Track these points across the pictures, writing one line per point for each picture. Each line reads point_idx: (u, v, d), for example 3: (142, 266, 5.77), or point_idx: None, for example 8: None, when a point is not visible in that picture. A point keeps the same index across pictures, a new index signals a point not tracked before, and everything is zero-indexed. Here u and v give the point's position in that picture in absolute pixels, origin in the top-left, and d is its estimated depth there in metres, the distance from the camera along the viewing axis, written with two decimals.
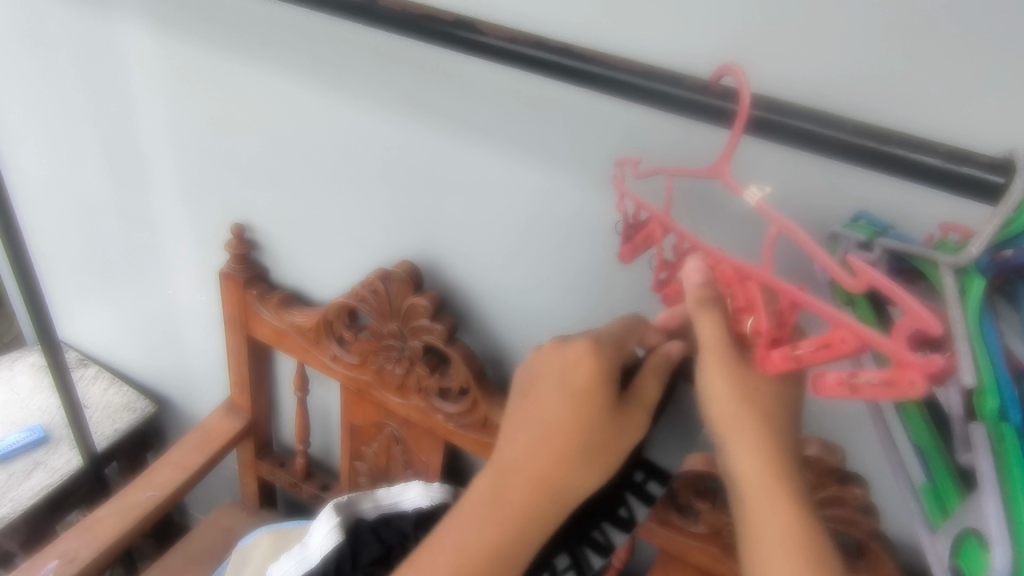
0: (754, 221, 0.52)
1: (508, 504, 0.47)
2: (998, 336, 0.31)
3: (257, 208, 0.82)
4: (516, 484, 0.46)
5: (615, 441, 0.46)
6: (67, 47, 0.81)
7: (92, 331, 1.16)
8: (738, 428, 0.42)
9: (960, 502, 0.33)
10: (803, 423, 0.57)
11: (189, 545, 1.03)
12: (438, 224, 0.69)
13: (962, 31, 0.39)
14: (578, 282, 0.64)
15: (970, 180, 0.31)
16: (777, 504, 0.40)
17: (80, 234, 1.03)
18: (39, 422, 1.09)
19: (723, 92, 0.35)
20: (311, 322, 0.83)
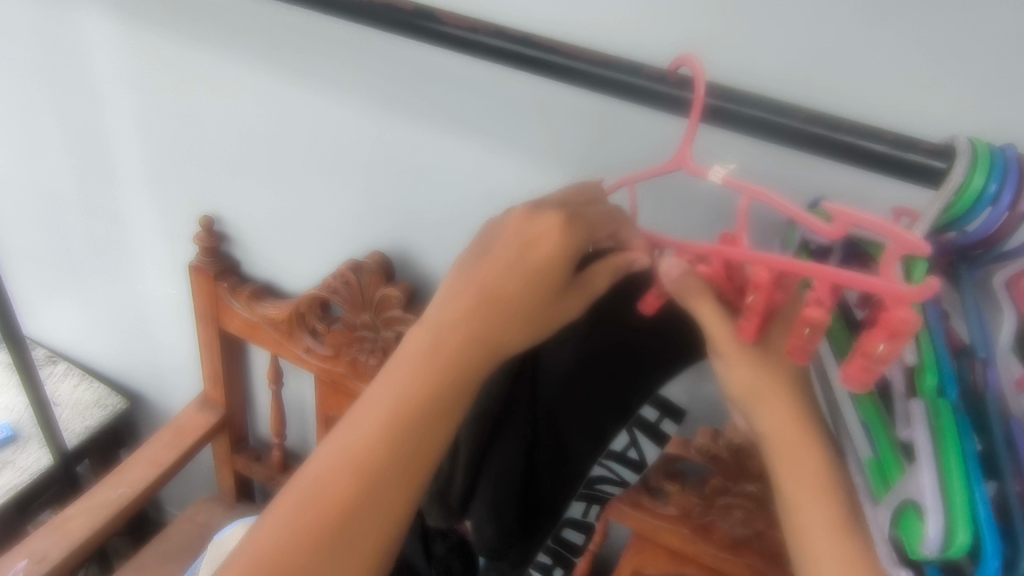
0: (716, 208, 0.53)
1: (431, 367, 0.42)
2: (938, 319, 0.34)
3: (225, 201, 0.81)
4: (443, 344, 0.42)
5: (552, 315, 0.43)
6: (23, 34, 0.79)
7: (61, 327, 1.14)
8: (767, 390, 0.38)
9: (903, 474, 0.35)
10: None
11: (164, 541, 1.02)
12: (409, 216, 0.69)
13: (909, 25, 0.40)
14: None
15: (912, 166, 0.32)
16: (808, 454, 0.37)
17: (44, 228, 1.01)
18: (6, 420, 1.07)
19: (677, 80, 0.36)
20: (283, 314, 0.83)
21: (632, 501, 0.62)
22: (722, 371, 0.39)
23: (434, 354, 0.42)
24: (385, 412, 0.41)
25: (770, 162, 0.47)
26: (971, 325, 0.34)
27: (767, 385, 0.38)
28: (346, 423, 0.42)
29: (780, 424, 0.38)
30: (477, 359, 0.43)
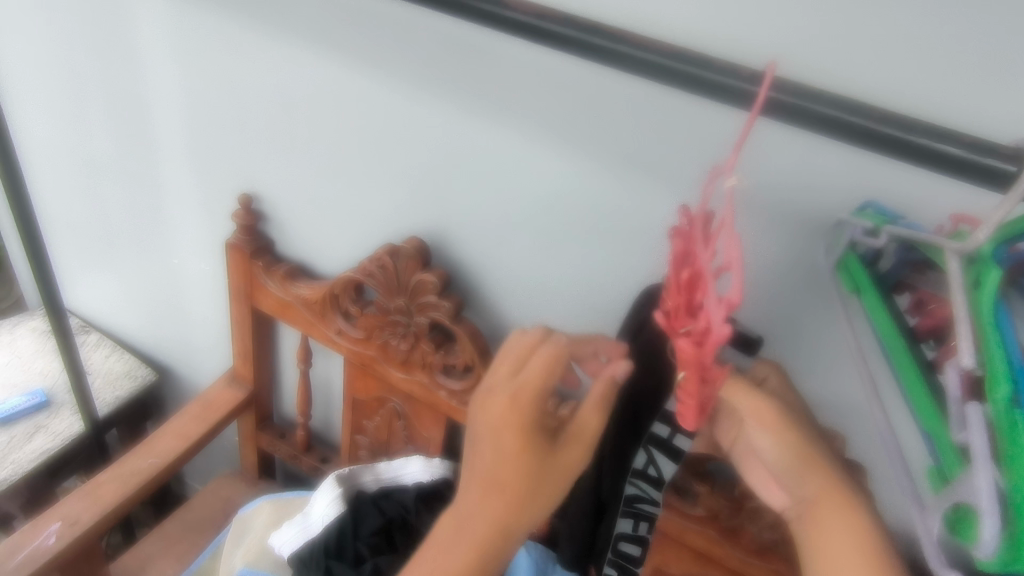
0: None
1: (506, 450, 0.48)
2: (1012, 327, 0.33)
3: (264, 180, 0.82)
4: (499, 470, 0.48)
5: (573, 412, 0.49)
6: (75, 7, 0.80)
7: (95, 298, 1.16)
8: (812, 472, 0.45)
9: (960, 472, 0.33)
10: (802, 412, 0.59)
11: (188, 513, 1.04)
12: (449, 203, 0.69)
13: (980, 26, 0.40)
14: (586, 264, 0.65)
15: (989, 171, 0.31)
16: (846, 523, 0.44)
17: (84, 200, 1.03)
18: (40, 386, 1.09)
19: (746, 74, 0.35)
20: (317, 295, 0.84)
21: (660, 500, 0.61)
22: (764, 447, 0.46)
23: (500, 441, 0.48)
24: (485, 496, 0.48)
25: (822, 164, 0.47)
26: None
27: (804, 454, 0.45)
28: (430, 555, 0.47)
29: (807, 476, 0.45)
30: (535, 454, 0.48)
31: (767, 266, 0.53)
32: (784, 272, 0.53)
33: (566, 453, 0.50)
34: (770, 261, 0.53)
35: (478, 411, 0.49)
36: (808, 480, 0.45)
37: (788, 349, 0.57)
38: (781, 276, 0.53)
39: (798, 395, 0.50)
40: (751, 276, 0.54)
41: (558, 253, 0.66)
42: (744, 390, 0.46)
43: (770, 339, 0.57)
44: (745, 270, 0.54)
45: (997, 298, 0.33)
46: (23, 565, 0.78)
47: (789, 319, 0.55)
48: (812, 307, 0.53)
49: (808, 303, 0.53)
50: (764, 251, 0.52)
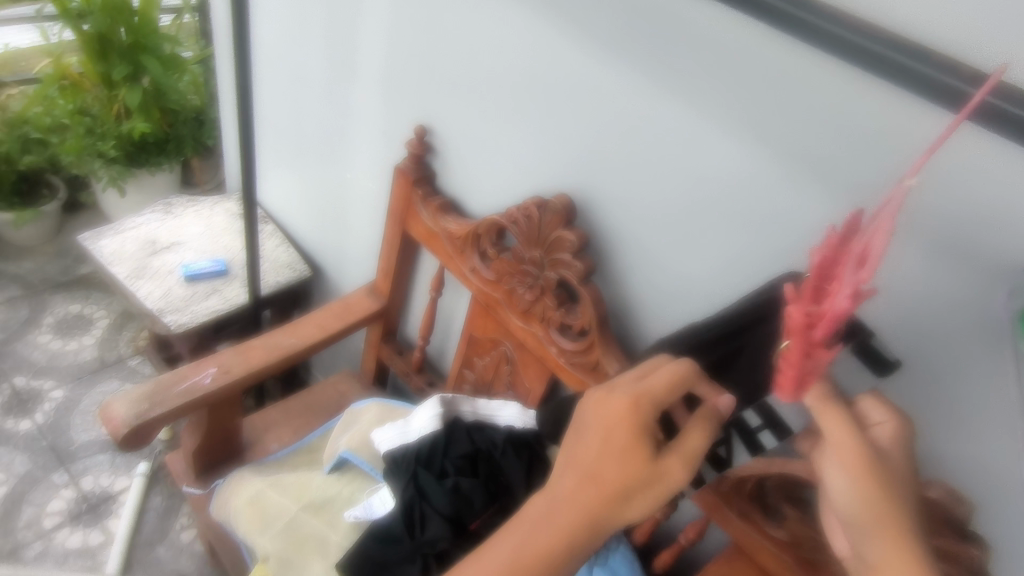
0: None
1: (615, 445, 0.50)
2: None
3: (440, 115, 0.88)
4: (601, 469, 0.50)
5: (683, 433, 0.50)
6: None
7: (279, 195, 1.33)
8: (880, 538, 0.40)
9: None
10: (927, 465, 0.55)
11: (310, 396, 1.18)
12: (603, 169, 0.70)
13: None
14: (727, 254, 0.63)
15: None
16: None
17: (290, 107, 1.17)
18: (222, 257, 1.28)
19: (967, 76, 0.34)
20: (462, 231, 0.89)
21: (743, 512, 0.63)
22: (839, 486, 0.42)
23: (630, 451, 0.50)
24: (582, 487, 0.50)
25: (1013, 179, 0.43)
26: None
27: (879, 510, 0.41)
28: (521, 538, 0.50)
29: (875, 538, 0.41)
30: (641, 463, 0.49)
31: (936, 297, 0.49)
32: (951, 307, 0.49)
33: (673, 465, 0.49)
34: (939, 290, 0.49)
35: (592, 404, 0.51)
36: (876, 540, 0.40)
37: (934, 392, 0.52)
38: (947, 311, 0.49)
39: (911, 452, 0.45)
40: (910, 303, 0.51)
41: (700, 237, 0.65)
42: (842, 422, 0.42)
43: (916, 376, 0.53)
44: (897, 297, 0.51)
45: None
46: (183, 395, 0.91)
47: (943, 360, 0.51)
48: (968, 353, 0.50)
49: (965, 349, 0.50)
50: (926, 285, 0.50)
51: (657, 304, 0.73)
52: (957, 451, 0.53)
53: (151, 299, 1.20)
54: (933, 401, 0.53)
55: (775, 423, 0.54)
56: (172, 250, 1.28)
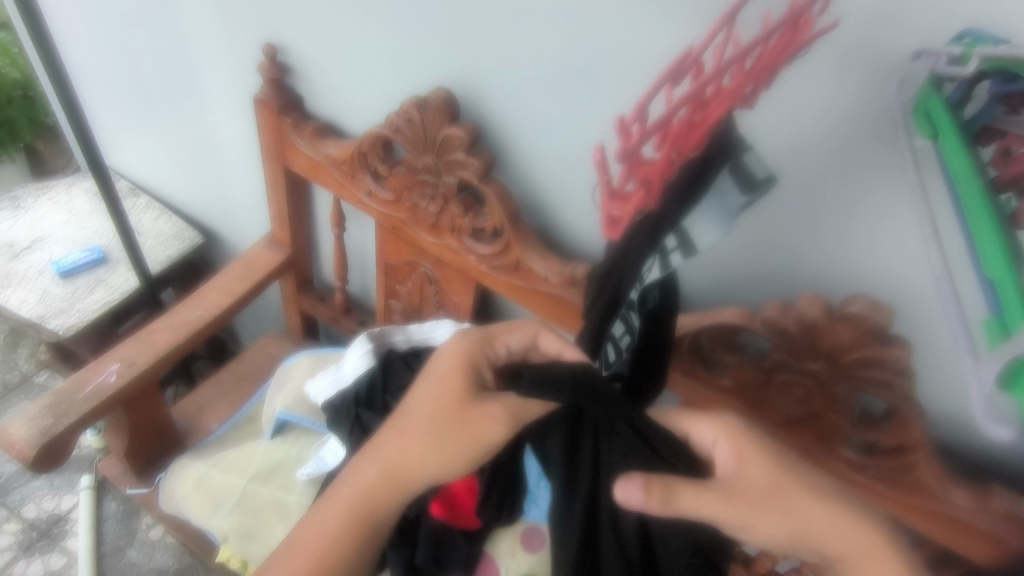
0: (833, 119, 0.48)
1: (355, 517, 0.53)
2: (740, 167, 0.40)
3: (290, 25, 0.78)
4: (382, 465, 0.53)
5: (442, 435, 0.51)
6: None
7: (141, 161, 1.20)
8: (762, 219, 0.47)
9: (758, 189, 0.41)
10: (845, 262, 0.56)
11: (238, 366, 1.11)
12: (482, 48, 0.64)
13: (852, 86, 0.46)
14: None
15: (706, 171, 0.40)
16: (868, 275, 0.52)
17: (121, 64, 1.04)
18: (97, 244, 1.14)
19: None
20: (345, 154, 0.80)
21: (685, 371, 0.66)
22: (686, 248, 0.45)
23: (409, 444, 0.52)
24: (381, 473, 0.53)
25: (827, 110, 0.48)
26: (725, 205, 0.40)
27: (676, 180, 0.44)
28: (327, 502, 0.55)
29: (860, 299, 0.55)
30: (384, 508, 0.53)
31: (813, 145, 0.50)
32: (823, 162, 0.51)
33: (359, 487, 0.53)
34: (833, 108, 0.48)
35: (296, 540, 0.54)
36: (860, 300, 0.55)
37: (800, 236, 0.56)
38: (829, 130, 0.49)
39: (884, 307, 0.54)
40: (802, 152, 0.51)
41: (564, 107, 0.63)
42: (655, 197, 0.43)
43: (794, 217, 0.56)
44: (809, 137, 0.50)
45: None
46: (90, 397, 0.82)
47: (821, 207, 0.53)
48: (888, 245, 0.52)
49: (884, 244, 0.52)
50: (834, 174, 0.51)
51: (558, 190, 0.70)
52: (775, 282, 0.61)
53: (27, 306, 1.06)
54: (811, 223, 0.55)
55: (682, 250, 0.41)
56: (35, 248, 1.13)
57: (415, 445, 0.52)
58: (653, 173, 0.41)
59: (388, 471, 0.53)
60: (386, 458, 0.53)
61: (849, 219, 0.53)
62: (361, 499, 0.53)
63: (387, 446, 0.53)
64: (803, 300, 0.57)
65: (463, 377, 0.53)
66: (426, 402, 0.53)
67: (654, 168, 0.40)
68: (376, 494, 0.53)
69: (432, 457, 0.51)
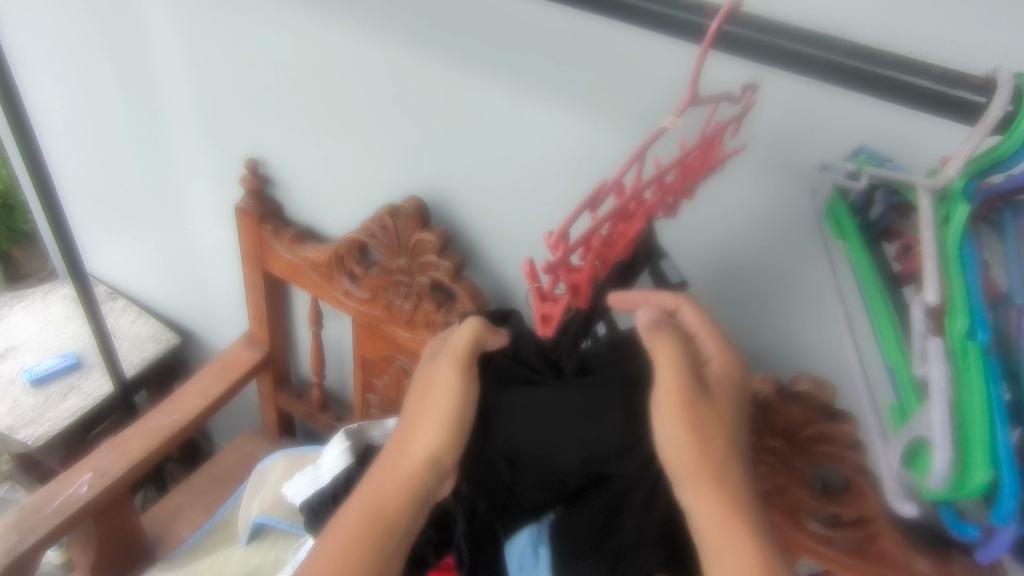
0: (764, 220, 0.54)
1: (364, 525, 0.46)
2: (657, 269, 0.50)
3: (271, 142, 0.84)
4: (384, 465, 0.49)
5: (428, 399, 0.50)
6: None
7: (120, 265, 1.23)
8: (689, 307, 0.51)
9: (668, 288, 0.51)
10: (788, 343, 0.61)
11: (212, 468, 1.09)
12: (449, 161, 0.70)
13: (773, 192, 0.52)
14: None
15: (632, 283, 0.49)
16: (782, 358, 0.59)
17: (105, 175, 1.08)
18: (72, 349, 1.14)
19: (702, 7, 0.34)
20: (323, 257, 0.85)
21: None
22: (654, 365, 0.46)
23: (405, 420, 0.51)
24: (384, 472, 0.48)
25: (756, 212, 0.54)
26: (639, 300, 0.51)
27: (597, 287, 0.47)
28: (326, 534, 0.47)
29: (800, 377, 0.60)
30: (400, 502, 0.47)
31: (748, 242, 0.56)
32: (758, 255, 0.56)
33: (371, 484, 0.48)
34: (761, 210, 0.53)
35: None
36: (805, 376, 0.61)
37: (747, 321, 0.61)
38: (761, 230, 0.54)
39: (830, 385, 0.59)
40: (739, 248, 0.56)
41: (527, 210, 0.68)
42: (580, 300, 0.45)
43: (741, 304, 0.60)
44: (745, 236, 0.55)
45: (965, 232, 0.31)
46: (60, 512, 0.80)
47: (762, 293, 0.58)
48: (825, 328, 0.57)
49: (822, 327, 0.57)
50: (771, 267, 0.56)
51: (525, 285, 0.75)
52: None
53: None
54: (755, 308, 0.60)
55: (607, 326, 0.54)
56: (8, 357, 1.13)
57: (409, 419, 0.51)
58: (582, 278, 0.42)
59: (393, 466, 0.48)
60: (388, 452, 0.50)
61: (787, 305, 0.58)
62: (365, 507, 0.47)
63: (389, 442, 0.50)
64: (756, 381, 0.61)
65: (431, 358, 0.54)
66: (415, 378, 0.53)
67: (583, 273, 0.42)
68: (383, 494, 0.47)
69: (425, 425, 0.49)
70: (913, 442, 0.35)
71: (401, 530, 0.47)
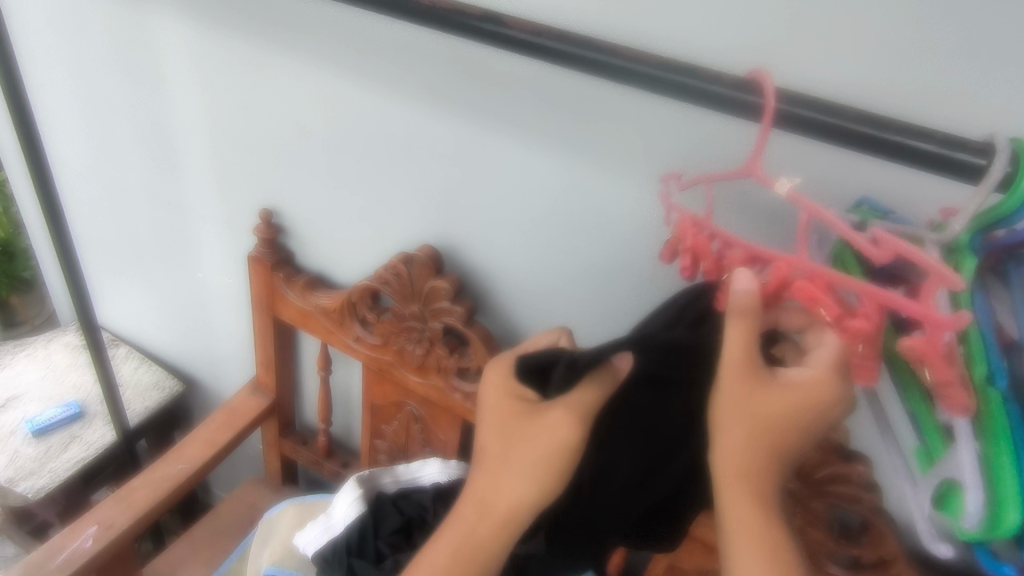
0: None
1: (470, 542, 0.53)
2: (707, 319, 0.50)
3: (285, 193, 0.86)
4: (483, 495, 0.53)
5: (522, 440, 0.51)
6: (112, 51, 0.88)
7: (126, 312, 1.23)
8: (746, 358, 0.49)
9: None
10: None
11: (215, 519, 1.07)
12: (463, 212, 0.73)
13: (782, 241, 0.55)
14: (598, 278, 0.68)
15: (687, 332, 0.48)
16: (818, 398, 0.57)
17: (116, 222, 1.10)
18: (74, 398, 1.14)
19: (743, 85, 0.37)
20: (335, 303, 0.86)
21: None
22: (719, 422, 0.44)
23: (500, 454, 0.52)
24: (481, 502, 0.53)
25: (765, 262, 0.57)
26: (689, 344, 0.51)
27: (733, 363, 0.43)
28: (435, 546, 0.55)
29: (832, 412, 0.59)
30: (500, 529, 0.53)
31: None
32: None
33: (471, 513, 0.54)
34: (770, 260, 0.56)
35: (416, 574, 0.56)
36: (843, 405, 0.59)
37: None
38: None
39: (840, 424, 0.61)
40: None
41: (540, 256, 0.70)
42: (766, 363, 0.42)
43: None
44: None
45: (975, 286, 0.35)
46: (63, 567, 0.79)
47: None
48: None
49: None
50: None
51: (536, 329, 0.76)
52: None
53: None
54: None
55: None
56: (9, 407, 1.12)
57: (504, 458, 0.52)
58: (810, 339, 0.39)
59: (489, 499, 0.53)
60: (485, 486, 0.53)
61: None
62: (471, 528, 0.53)
63: (485, 476, 0.53)
64: None
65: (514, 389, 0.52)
66: (496, 408, 0.53)
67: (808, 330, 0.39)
68: (484, 519, 0.53)
69: (521, 468, 0.51)
70: (944, 484, 0.39)
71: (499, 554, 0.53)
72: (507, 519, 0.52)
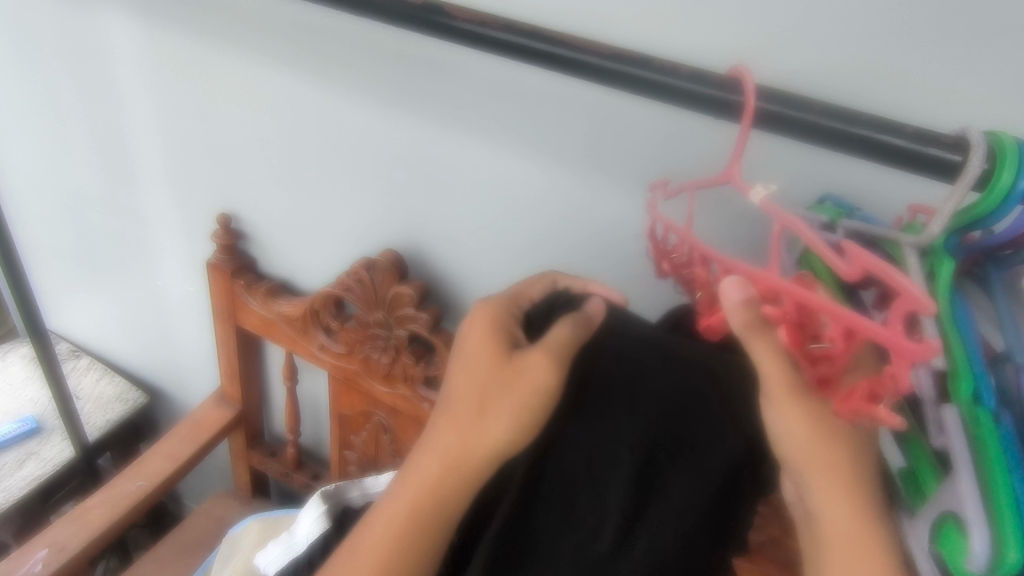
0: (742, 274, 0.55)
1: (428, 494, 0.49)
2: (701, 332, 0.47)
3: (244, 198, 0.83)
4: (448, 445, 0.48)
5: (496, 393, 0.47)
6: (59, 50, 0.84)
7: (85, 322, 1.18)
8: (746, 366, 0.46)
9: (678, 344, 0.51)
10: None
11: (180, 535, 1.03)
12: (426, 216, 0.70)
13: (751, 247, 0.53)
14: None
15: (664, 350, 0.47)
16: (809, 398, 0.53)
17: (71, 230, 1.05)
18: (31, 413, 1.09)
19: (716, 81, 0.34)
20: (298, 311, 0.83)
21: None
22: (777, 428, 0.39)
23: (468, 404, 0.48)
24: (447, 454, 0.48)
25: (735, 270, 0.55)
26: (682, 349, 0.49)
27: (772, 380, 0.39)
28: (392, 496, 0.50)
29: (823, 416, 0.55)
30: (462, 484, 0.48)
31: None
32: None
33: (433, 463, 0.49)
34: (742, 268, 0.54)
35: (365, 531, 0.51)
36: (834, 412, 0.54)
37: None
38: None
39: None
40: None
41: (508, 261, 0.68)
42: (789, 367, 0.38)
43: None
44: None
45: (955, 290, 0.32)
46: None
47: None
48: None
49: None
50: None
51: None
52: None
53: None
54: None
55: None
56: None
57: (472, 410, 0.48)
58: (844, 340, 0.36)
59: (455, 453, 0.48)
60: (450, 441, 0.48)
61: None
62: (434, 477, 0.48)
63: (450, 430, 0.48)
64: None
65: (495, 337, 0.48)
66: (468, 356, 0.49)
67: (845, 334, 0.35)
68: (450, 471, 0.48)
69: (494, 422, 0.46)
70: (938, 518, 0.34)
71: (457, 508, 0.48)
72: (475, 473, 0.47)
